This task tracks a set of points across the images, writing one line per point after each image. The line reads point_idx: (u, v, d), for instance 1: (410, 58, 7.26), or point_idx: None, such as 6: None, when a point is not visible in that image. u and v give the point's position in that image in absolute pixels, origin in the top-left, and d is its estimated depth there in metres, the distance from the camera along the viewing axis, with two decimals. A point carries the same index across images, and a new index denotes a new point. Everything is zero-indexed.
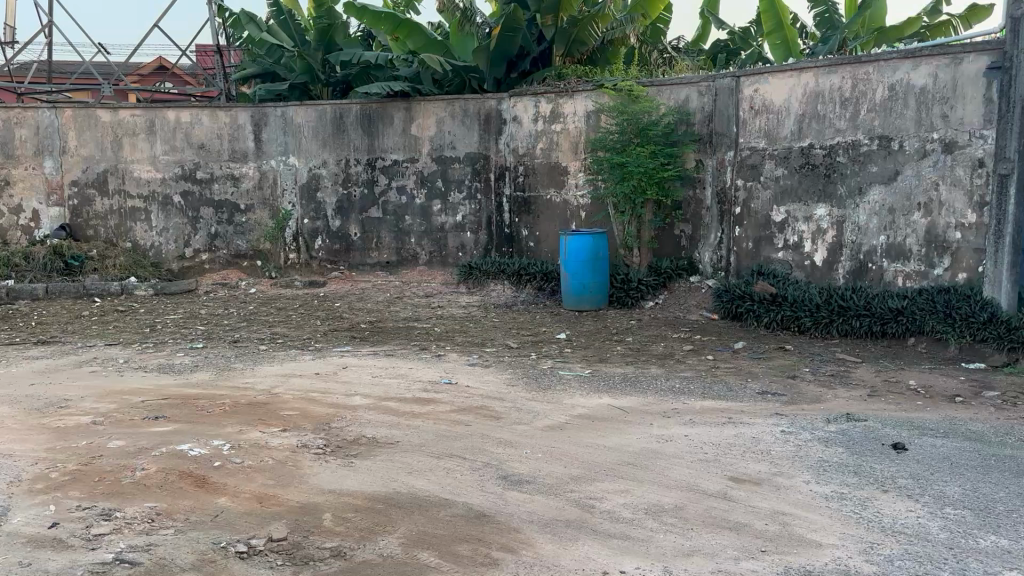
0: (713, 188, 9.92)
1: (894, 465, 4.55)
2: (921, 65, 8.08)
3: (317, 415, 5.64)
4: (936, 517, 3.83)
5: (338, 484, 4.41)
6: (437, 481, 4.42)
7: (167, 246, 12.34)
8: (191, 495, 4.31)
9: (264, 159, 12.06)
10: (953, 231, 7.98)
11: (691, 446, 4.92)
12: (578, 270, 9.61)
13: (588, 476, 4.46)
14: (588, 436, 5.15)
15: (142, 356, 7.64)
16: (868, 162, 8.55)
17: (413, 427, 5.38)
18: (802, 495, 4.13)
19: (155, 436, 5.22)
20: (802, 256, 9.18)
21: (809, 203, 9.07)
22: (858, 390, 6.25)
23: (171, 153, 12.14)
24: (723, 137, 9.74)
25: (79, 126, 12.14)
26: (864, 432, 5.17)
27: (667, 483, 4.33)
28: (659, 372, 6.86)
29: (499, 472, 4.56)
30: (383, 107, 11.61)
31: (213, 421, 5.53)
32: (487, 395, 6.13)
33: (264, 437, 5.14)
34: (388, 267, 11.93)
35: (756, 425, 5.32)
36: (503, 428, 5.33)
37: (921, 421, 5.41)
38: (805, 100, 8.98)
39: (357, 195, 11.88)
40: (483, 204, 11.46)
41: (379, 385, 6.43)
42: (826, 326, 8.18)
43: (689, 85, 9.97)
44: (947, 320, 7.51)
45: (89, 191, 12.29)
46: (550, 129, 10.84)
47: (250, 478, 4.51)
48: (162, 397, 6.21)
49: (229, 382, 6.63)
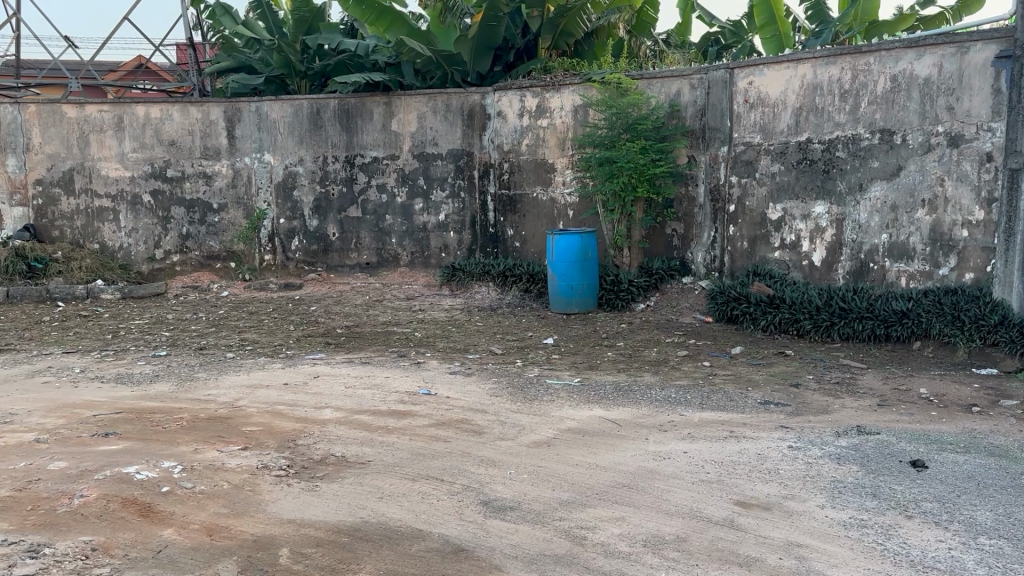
0: (706, 185, 9.48)
1: (916, 485, 4.14)
2: (925, 55, 7.70)
3: (282, 431, 5.16)
4: (971, 551, 3.43)
5: (299, 513, 3.94)
6: (410, 509, 3.96)
7: (136, 248, 11.80)
8: (134, 526, 3.82)
9: (237, 156, 11.55)
10: (959, 230, 7.60)
11: (690, 465, 4.47)
12: (565, 271, 9.16)
13: (579, 501, 4.01)
14: (578, 454, 4.70)
15: (100, 365, 7.13)
16: (869, 157, 8.16)
17: (386, 444, 4.92)
18: (818, 523, 3.71)
19: (103, 456, 4.72)
20: (800, 255, 8.78)
21: (807, 200, 8.67)
22: (867, 400, 5.83)
23: (140, 151, 11.61)
24: (716, 132, 9.32)
25: (44, 123, 11.61)
26: (878, 448, 4.74)
27: (667, 509, 3.89)
28: (653, 380, 6.42)
29: (480, 496, 4.10)
30: (361, 101, 11.13)
31: (168, 438, 5.04)
32: (468, 407, 5.66)
33: (221, 457, 4.66)
34: (368, 268, 11.45)
35: (760, 440, 4.88)
36: (486, 445, 4.86)
37: (938, 435, 4.99)
38: (803, 92, 8.58)
39: (335, 194, 11.38)
40: (467, 202, 10.99)
41: (352, 396, 5.95)
42: (827, 330, 7.78)
43: (680, 77, 9.52)
44: (955, 323, 7.14)
45: (54, 190, 11.75)
46: (536, 124, 10.41)
47: (201, 506, 4.03)
48: (116, 411, 5.71)
49: (190, 393, 6.14)
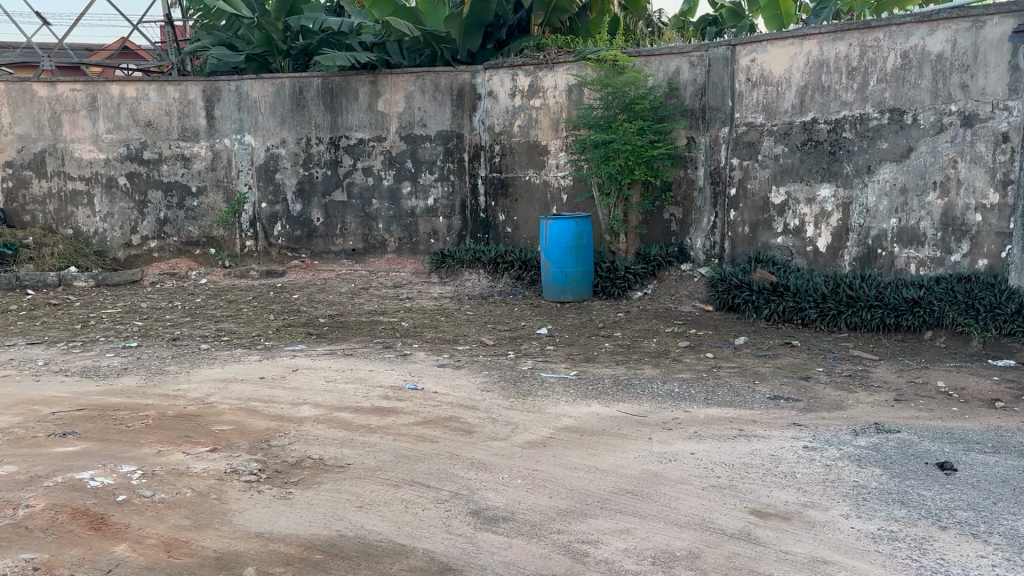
0: (706, 168, 9.05)
1: (946, 491, 3.78)
2: (937, 30, 7.34)
3: (255, 430, 4.75)
4: (1017, 568, 3.07)
5: (269, 525, 3.54)
6: (392, 520, 3.57)
7: (112, 233, 11.33)
8: (83, 541, 3.40)
9: (217, 138, 11.10)
10: (972, 214, 7.26)
11: (700, 468, 4.10)
12: (560, 258, 8.76)
13: (579, 511, 3.63)
14: (577, 456, 4.32)
15: (66, 357, 6.71)
16: (877, 137, 7.79)
17: (368, 445, 4.52)
18: (844, 536, 3.35)
19: (57, 458, 4.31)
20: (804, 241, 8.40)
21: (811, 183, 8.28)
22: (883, 394, 5.48)
23: (115, 132, 11.13)
24: (716, 112, 8.89)
25: (14, 102, 11.14)
26: (901, 447, 4.39)
27: (675, 520, 3.53)
28: (654, 373, 6.04)
29: (471, 505, 3.72)
30: (346, 80, 10.67)
31: (130, 438, 4.63)
32: (457, 404, 5.27)
33: (186, 460, 4.25)
34: (354, 254, 10.99)
35: (773, 440, 4.52)
36: (477, 446, 4.48)
37: (963, 433, 4.64)
38: (808, 69, 8.19)
39: (320, 176, 10.92)
40: (457, 185, 10.54)
41: (332, 392, 5.54)
42: (833, 319, 7.42)
43: (680, 54, 9.08)
44: (969, 311, 6.80)
45: (25, 173, 11.26)
46: (529, 104, 9.98)
47: (160, 517, 3.61)
48: (78, 408, 5.28)
49: (159, 388, 5.72)
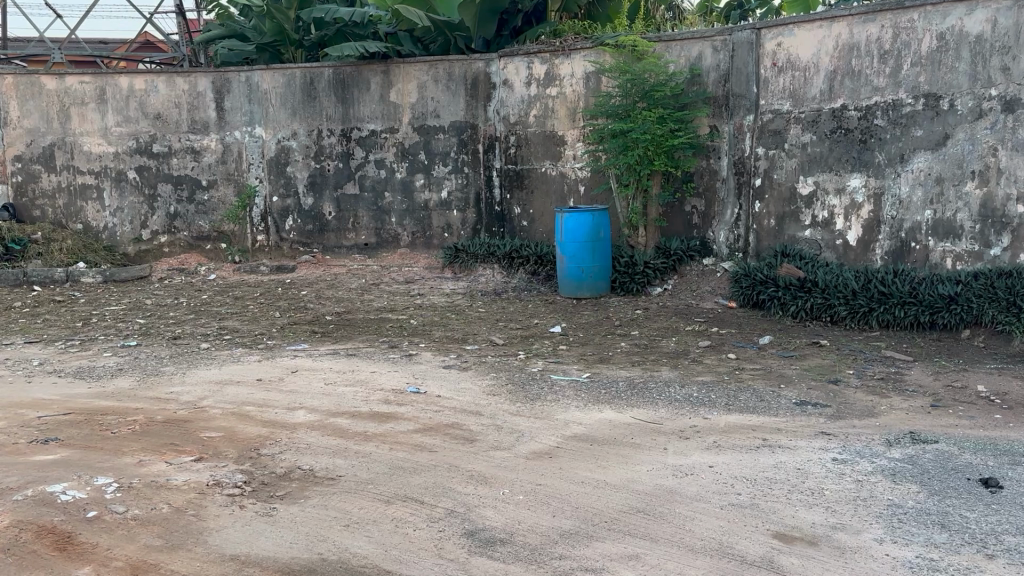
0: (729, 158, 8.61)
1: (993, 513, 3.40)
2: (976, 9, 6.92)
3: (245, 438, 4.48)
4: None
5: (246, 546, 3.26)
6: (379, 542, 3.27)
7: (122, 228, 11.17)
8: (44, 564, 3.14)
9: (227, 130, 10.88)
10: (1014, 205, 6.84)
11: (717, 483, 3.76)
12: (576, 252, 8.42)
13: (583, 533, 3.31)
14: (584, 469, 3.99)
15: (62, 357, 6.49)
16: (912, 124, 7.36)
17: (362, 455, 4.23)
18: (879, 566, 3.00)
19: (33, 467, 4.07)
20: (833, 234, 7.97)
21: (841, 173, 7.85)
22: (919, 400, 5.09)
23: (124, 125, 10.95)
24: (741, 100, 8.43)
25: (22, 95, 10.98)
26: (939, 460, 4.02)
27: (689, 545, 3.20)
28: (672, 376, 5.69)
29: (467, 525, 3.41)
30: (358, 70, 10.39)
31: (114, 446, 4.38)
32: (460, 409, 4.96)
33: (167, 472, 3.99)
34: (367, 249, 10.73)
35: (799, 451, 4.17)
36: (477, 457, 4.18)
37: (1008, 444, 4.25)
38: (838, 53, 7.75)
39: (331, 169, 10.66)
40: (471, 177, 10.22)
41: (330, 396, 5.27)
42: (864, 317, 6.99)
43: (702, 39, 8.64)
44: (1011, 309, 6.38)
45: (34, 167, 11.11)
46: (545, 93, 9.63)
47: (131, 536, 3.35)
48: (65, 412, 5.05)
49: (152, 390, 5.49)
